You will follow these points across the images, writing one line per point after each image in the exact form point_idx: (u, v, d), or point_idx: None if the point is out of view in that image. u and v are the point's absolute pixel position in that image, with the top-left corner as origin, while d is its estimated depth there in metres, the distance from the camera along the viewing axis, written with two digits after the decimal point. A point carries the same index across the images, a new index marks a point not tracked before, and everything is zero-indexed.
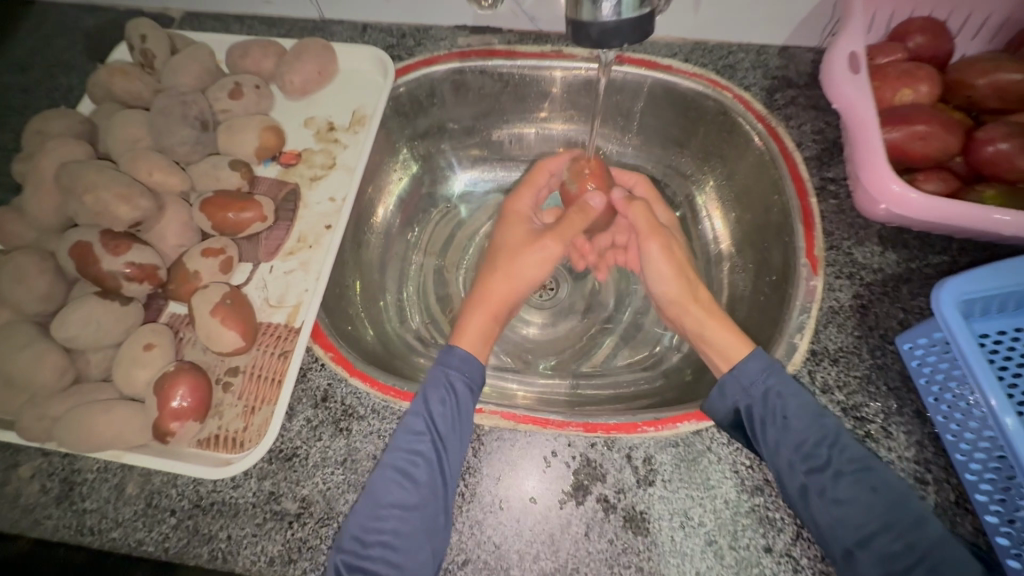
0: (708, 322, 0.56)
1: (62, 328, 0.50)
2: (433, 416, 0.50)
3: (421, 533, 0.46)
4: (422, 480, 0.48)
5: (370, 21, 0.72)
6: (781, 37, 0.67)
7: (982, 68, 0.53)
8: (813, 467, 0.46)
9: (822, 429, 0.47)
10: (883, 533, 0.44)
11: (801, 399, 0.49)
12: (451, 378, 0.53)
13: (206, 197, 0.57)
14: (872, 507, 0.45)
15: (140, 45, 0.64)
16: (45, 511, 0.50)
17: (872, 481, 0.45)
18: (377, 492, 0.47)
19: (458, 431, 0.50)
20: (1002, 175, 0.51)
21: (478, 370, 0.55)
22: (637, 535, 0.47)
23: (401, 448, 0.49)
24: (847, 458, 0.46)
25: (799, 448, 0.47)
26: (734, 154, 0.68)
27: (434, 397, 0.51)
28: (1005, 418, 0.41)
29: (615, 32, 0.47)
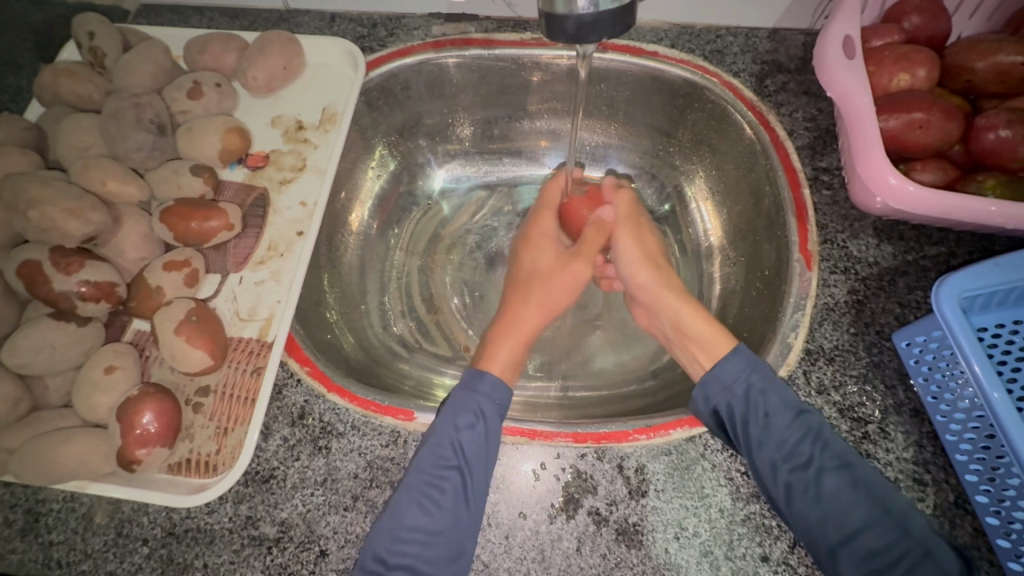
0: (685, 312, 0.56)
1: (12, 355, 0.47)
2: (462, 443, 0.48)
3: (445, 557, 0.45)
4: (447, 507, 0.46)
5: (339, 11, 0.68)
6: (771, 19, 0.64)
7: (983, 51, 0.51)
8: (796, 464, 0.45)
9: (805, 426, 0.46)
10: (868, 530, 0.43)
11: (782, 397, 0.47)
12: (481, 404, 0.50)
13: (166, 206, 0.54)
14: (858, 502, 0.43)
15: (89, 43, 0.59)
16: (9, 545, 0.48)
17: (854, 477, 0.44)
18: (400, 516, 0.45)
19: (485, 457, 0.47)
20: (1004, 163, 0.49)
21: (504, 396, 0.52)
22: (631, 548, 0.46)
23: (426, 475, 0.46)
24: (830, 454, 0.45)
25: (783, 448, 0.46)
26: (724, 144, 0.65)
27: (464, 422, 0.49)
28: (993, 393, 0.41)
29: (593, 25, 0.43)
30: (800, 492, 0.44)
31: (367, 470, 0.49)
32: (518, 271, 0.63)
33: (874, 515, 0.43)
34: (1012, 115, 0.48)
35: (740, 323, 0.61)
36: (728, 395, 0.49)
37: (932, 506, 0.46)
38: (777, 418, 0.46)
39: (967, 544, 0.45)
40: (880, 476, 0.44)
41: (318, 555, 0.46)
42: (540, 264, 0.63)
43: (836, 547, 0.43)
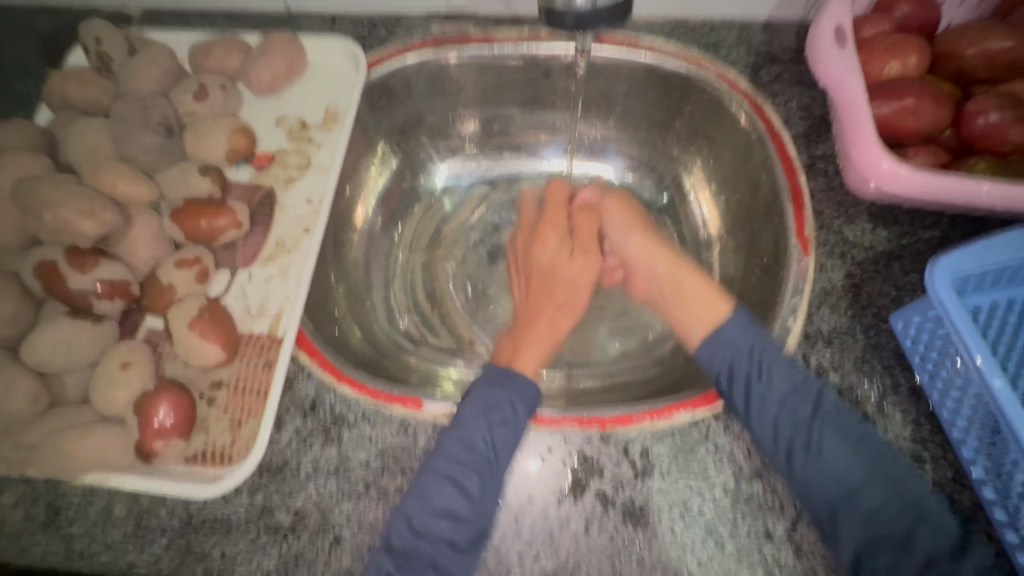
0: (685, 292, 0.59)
1: (31, 352, 0.48)
2: (494, 438, 0.49)
3: (470, 545, 0.46)
4: (475, 495, 0.47)
5: (339, 12, 0.69)
6: (764, 11, 0.65)
7: (970, 38, 0.52)
8: (799, 425, 0.47)
9: (806, 390, 0.49)
10: (867, 488, 0.45)
11: (783, 361, 0.50)
12: (514, 403, 0.51)
13: (176, 206, 0.55)
14: (856, 460, 0.46)
15: (96, 49, 0.61)
16: (32, 538, 0.49)
17: (853, 436, 0.47)
18: (430, 498, 0.47)
19: (514, 453, 0.49)
20: (993, 147, 0.50)
21: (536, 397, 0.53)
22: (637, 528, 0.47)
23: (455, 462, 0.48)
24: (830, 416, 0.48)
25: (785, 406, 0.48)
26: (720, 136, 0.66)
27: (496, 418, 0.50)
28: (994, 381, 0.42)
29: (590, 19, 0.45)
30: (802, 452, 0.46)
31: (378, 459, 0.50)
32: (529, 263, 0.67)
33: (873, 473, 0.45)
34: (1001, 100, 0.50)
35: (739, 309, 0.62)
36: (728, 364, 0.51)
37: (931, 482, 0.47)
38: (780, 380, 0.49)
39: (965, 519, 0.46)
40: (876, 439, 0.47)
41: (333, 542, 0.48)
42: (546, 261, 0.66)
43: (838, 506, 0.45)
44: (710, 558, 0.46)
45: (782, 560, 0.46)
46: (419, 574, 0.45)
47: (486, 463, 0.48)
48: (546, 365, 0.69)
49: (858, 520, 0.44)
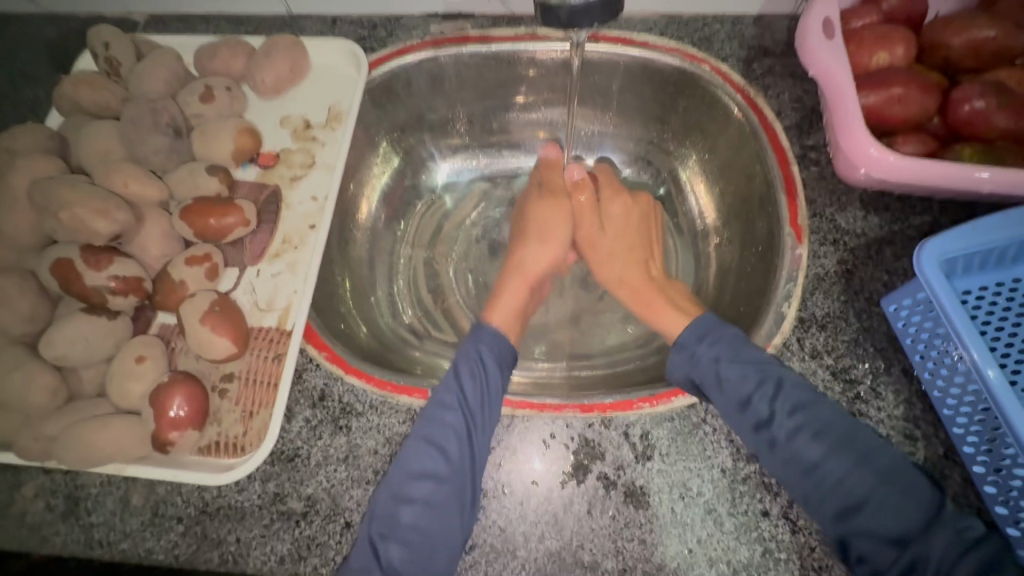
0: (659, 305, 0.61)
1: (49, 347, 0.50)
2: (465, 390, 0.52)
3: (452, 503, 0.47)
4: (453, 452, 0.49)
5: (339, 14, 0.70)
6: (755, 6, 0.66)
7: (956, 27, 0.53)
8: (760, 423, 0.48)
9: (765, 380, 0.49)
10: (830, 476, 0.45)
11: (738, 355, 0.51)
12: (484, 354, 0.56)
13: (185, 205, 0.56)
14: (818, 451, 0.46)
15: (104, 53, 0.62)
16: (52, 528, 0.51)
17: (816, 426, 0.47)
18: (409, 461, 0.48)
19: (487, 406, 0.51)
20: (979, 133, 0.52)
21: (509, 348, 0.58)
22: (638, 509, 0.48)
23: (431, 421, 0.50)
24: (790, 408, 0.48)
25: (744, 403, 0.48)
26: (714, 128, 0.68)
27: (466, 367, 0.54)
28: (988, 371, 0.43)
29: (585, 12, 0.46)
30: (768, 447, 0.47)
31: (387, 446, 0.52)
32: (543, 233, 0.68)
33: (840, 459, 0.45)
34: (985, 87, 0.51)
35: (736, 298, 0.64)
36: (694, 367, 0.52)
37: (923, 459, 0.49)
38: (735, 379, 0.49)
39: (957, 494, 0.48)
40: (843, 422, 0.47)
41: (344, 527, 0.49)
42: (558, 231, 0.68)
43: (810, 496, 0.45)
44: (709, 536, 0.47)
45: (779, 537, 0.47)
46: (404, 538, 0.47)
47: (461, 419, 0.50)
48: (548, 357, 0.70)
49: (829, 506, 0.45)
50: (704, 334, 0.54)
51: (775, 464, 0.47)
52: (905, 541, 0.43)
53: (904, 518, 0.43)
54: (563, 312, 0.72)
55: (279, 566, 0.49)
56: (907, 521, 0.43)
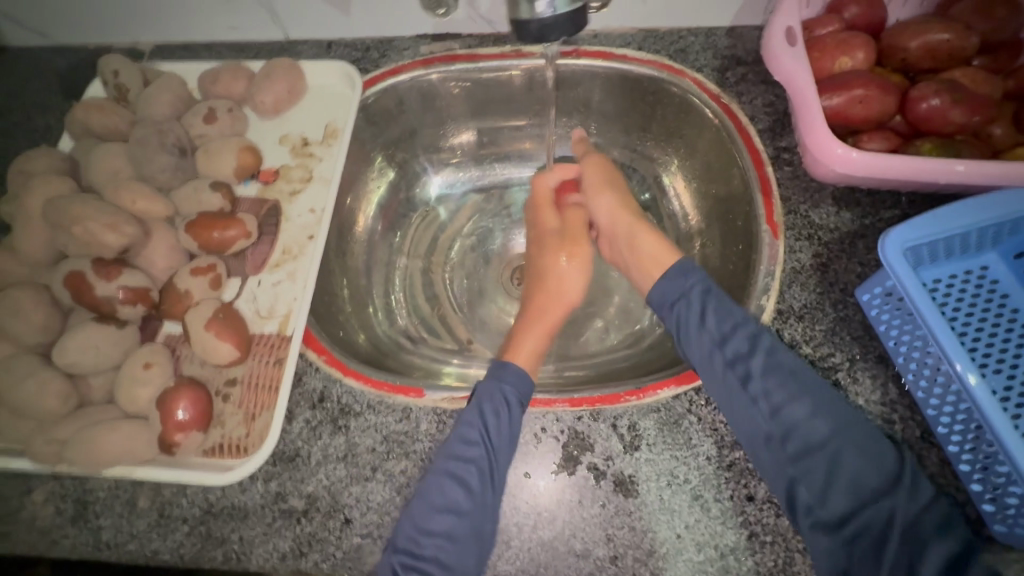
0: (640, 232, 0.63)
1: (62, 354, 0.53)
2: (489, 428, 0.50)
3: (472, 538, 0.48)
4: (475, 490, 0.48)
5: (334, 39, 0.74)
6: (727, 19, 0.70)
7: (912, 32, 0.57)
8: (737, 359, 0.51)
9: (747, 325, 0.52)
10: (801, 417, 0.48)
11: (721, 301, 0.55)
12: (507, 392, 0.53)
13: (190, 219, 0.60)
14: (795, 395, 0.49)
15: (114, 81, 0.66)
16: (63, 531, 0.52)
17: (791, 369, 0.50)
18: (430, 495, 0.49)
19: (510, 442, 0.51)
20: (937, 129, 0.55)
21: (530, 386, 0.54)
22: (627, 497, 0.50)
23: (455, 456, 0.50)
24: (767, 351, 0.51)
25: (722, 340, 0.52)
26: (693, 134, 0.71)
27: (489, 408, 0.51)
28: (967, 376, 0.44)
29: (553, 26, 0.50)
30: (741, 383, 0.50)
31: (384, 444, 0.54)
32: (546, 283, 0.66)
33: (810, 398, 0.48)
34: (940, 85, 0.54)
35: (720, 294, 0.66)
36: (678, 305, 0.57)
37: (901, 441, 0.50)
38: (718, 321, 0.53)
39: (934, 474, 0.49)
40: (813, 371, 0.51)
41: (343, 523, 0.51)
42: (569, 293, 0.66)
43: (776, 438, 0.48)
44: (697, 522, 0.49)
45: (765, 520, 0.49)
46: (424, 570, 0.47)
47: (485, 459, 0.49)
48: (542, 359, 0.72)
49: (791, 451, 0.47)
50: (688, 270, 0.58)
51: (742, 403, 0.50)
52: (870, 494, 0.45)
53: (866, 466, 0.46)
54: None
55: (281, 563, 0.50)
56: (874, 473, 0.46)
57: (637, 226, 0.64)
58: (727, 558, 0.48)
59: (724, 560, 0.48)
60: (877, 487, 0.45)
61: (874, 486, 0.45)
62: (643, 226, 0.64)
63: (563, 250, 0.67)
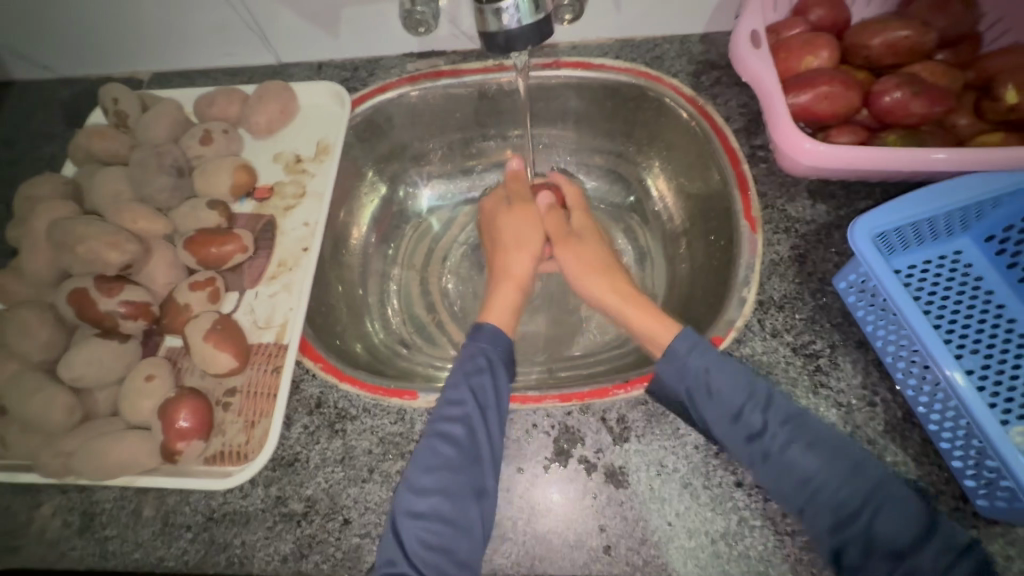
0: (632, 311, 0.62)
1: (67, 368, 0.55)
2: (472, 387, 0.54)
3: (468, 491, 0.50)
4: (463, 440, 0.51)
5: (324, 60, 0.78)
6: (700, 26, 0.72)
7: (872, 30, 0.59)
8: (753, 436, 0.50)
9: (758, 396, 0.51)
10: (828, 487, 0.47)
11: (731, 375, 0.52)
12: (487, 353, 0.58)
13: (189, 236, 0.62)
14: (831, 464, 0.48)
15: (114, 108, 0.69)
16: (70, 542, 0.54)
17: (809, 436, 0.49)
18: (424, 454, 0.51)
19: (498, 401, 0.54)
20: (901, 121, 0.58)
21: (508, 345, 0.60)
22: (618, 488, 0.51)
23: (442, 416, 0.53)
24: (780, 421, 0.50)
25: (736, 416, 0.50)
26: (672, 136, 0.73)
27: (471, 368, 0.56)
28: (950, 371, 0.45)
29: (519, 36, 0.53)
30: (761, 459, 0.49)
31: (380, 445, 0.55)
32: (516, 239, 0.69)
33: (836, 472, 0.47)
34: (900, 79, 0.57)
35: (706, 289, 0.67)
36: (688, 382, 0.53)
37: (883, 423, 0.52)
38: (726, 392, 0.51)
39: (917, 453, 0.50)
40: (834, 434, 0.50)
41: (343, 524, 0.52)
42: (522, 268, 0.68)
43: (805, 505, 0.48)
44: (687, 509, 0.50)
45: (753, 505, 0.50)
46: (427, 525, 0.49)
47: (472, 413, 0.52)
48: (535, 361, 0.74)
49: (824, 516, 0.47)
50: (693, 346, 0.54)
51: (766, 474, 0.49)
52: (904, 555, 0.44)
53: (898, 532, 0.45)
54: (545, 319, 0.76)
55: (283, 565, 0.51)
56: (903, 535, 0.45)
57: (630, 302, 0.63)
58: (718, 544, 0.49)
59: (715, 546, 0.49)
60: (905, 549, 0.44)
61: (903, 546, 0.45)
62: (636, 304, 0.63)
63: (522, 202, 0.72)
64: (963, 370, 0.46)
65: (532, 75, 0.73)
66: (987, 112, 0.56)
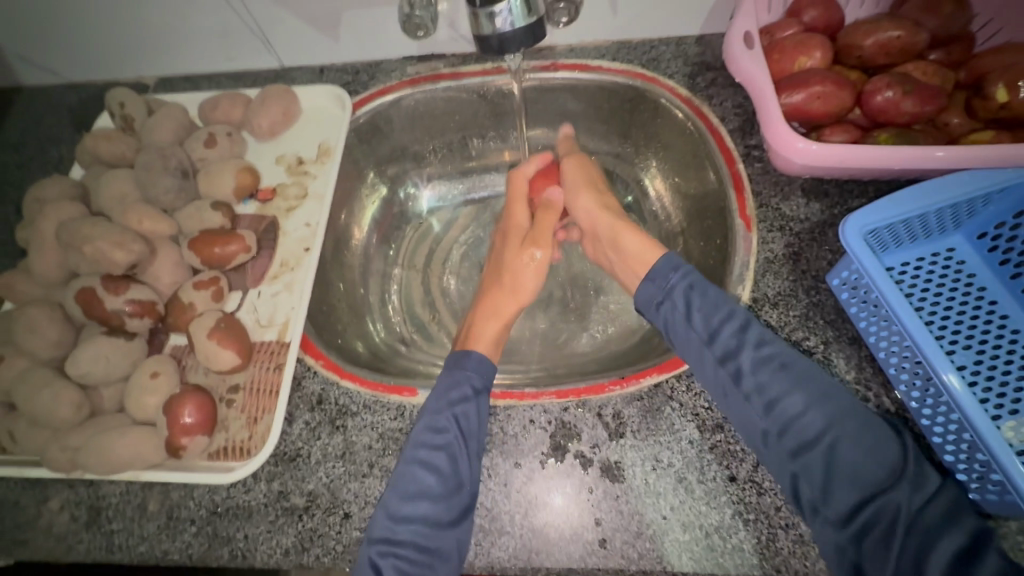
0: (621, 234, 0.65)
1: (75, 365, 0.56)
2: (456, 415, 0.53)
3: (447, 519, 0.49)
4: (446, 470, 0.50)
5: (326, 64, 0.79)
6: (696, 27, 0.73)
7: (865, 30, 0.60)
8: (727, 355, 0.51)
9: (735, 317, 0.53)
10: (801, 410, 0.48)
11: (710, 298, 0.54)
12: (471, 380, 0.56)
13: (193, 237, 0.63)
14: (797, 383, 0.49)
15: (120, 112, 0.71)
16: (77, 536, 0.55)
17: (782, 358, 0.50)
18: (404, 481, 0.50)
19: (479, 428, 0.53)
20: (893, 120, 0.58)
21: (493, 374, 0.58)
22: (614, 483, 0.52)
23: (423, 445, 0.52)
24: (756, 343, 0.51)
25: (713, 335, 0.53)
26: (668, 137, 0.74)
27: (456, 397, 0.54)
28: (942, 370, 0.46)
29: (513, 39, 0.54)
30: (733, 381, 0.51)
31: (380, 441, 0.56)
32: (516, 278, 0.67)
33: (803, 387, 0.48)
34: (892, 79, 0.58)
35: None
36: (667, 302, 0.57)
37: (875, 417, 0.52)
38: (705, 315, 0.54)
39: None
40: (805, 358, 0.50)
41: (343, 518, 0.53)
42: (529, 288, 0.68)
43: (776, 433, 0.48)
44: (682, 503, 0.51)
45: (747, 500, 0.50)
46: (402, 554, 0.48)
47: (455, 441, 0.51)
48: (534, 359, 0.74)
49: (789, 443, 0.47)
50: (676, 266, 0.58)
51: (737, 399, 0.50)
52: (873, 484, 0.44)
53: (865, 457, 0.45)
54: (544, 318, 0.77)
55: (284, 558, 0.52)
56: (875, 460, 0.45)
57: (620, 228, 0.65)
58: (712, 537, 0.49)
59: (710, 539, 0.49)
60: (880, 479, 0.44)
61: (876, 476, 0.44)
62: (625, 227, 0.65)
63: (536, 246, 0.68)
64: (957, 370, 0.46)
65: (530, 77, 0.74)
66: (978, 110, 0.57)
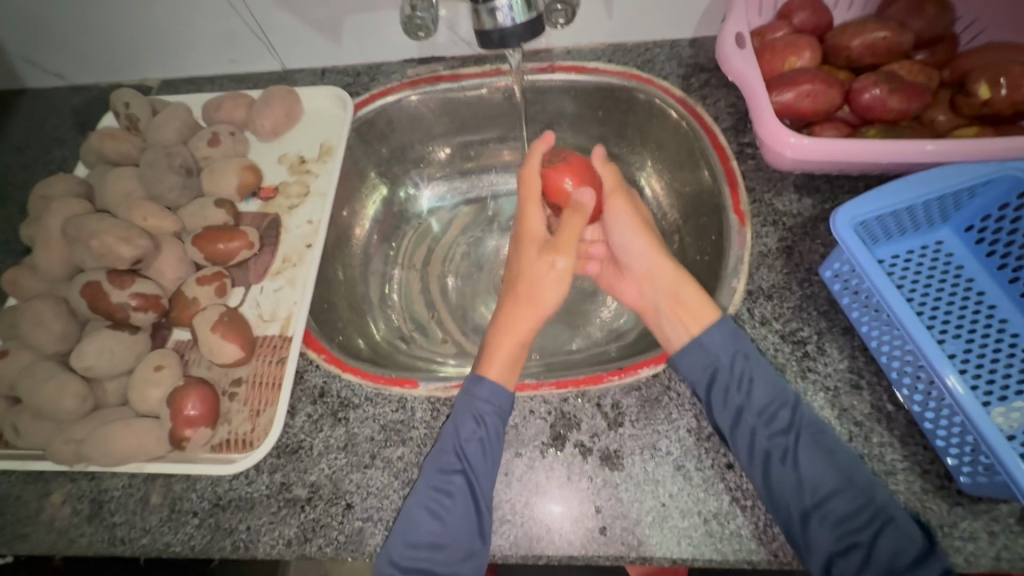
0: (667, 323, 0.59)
1: (80, 358, 0.56)
2: (465, 448, 0.52)
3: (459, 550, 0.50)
4: (457, 507, 0.51)
5: (328, 66, 0.80)
6: (689, 30, 0.75)
7: (853, 31, 0.62)
8: (777, 430, 0.52)
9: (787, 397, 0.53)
10: (837, 496, 0.49)
11: (764, 369, 0.54)
12: (479, 408, 0.54)
13: (197, 233, 0.64)
14: (831, 470, 0.49)
15: (125, 112, 0.72)
16: (78, 530, 0.55)
17: (827, 443, 0.51)
18: (412, 517, 0.51)
19: (487, 459, 0.52)
20: (881, 116, 0.60)
21: (508, 395, 0.55)
22: (613, 471, 0.53)
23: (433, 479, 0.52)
24: (810, 425, 0.52)
25: (761, 413, 0.52)
26: (662, 135, 0.76)
27: (463, 427, 0.53)
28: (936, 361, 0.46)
29: (513, 34, 0.55)
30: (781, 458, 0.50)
31: (382, 432, 0.57)
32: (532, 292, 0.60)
33: (845, 479, 0.49)
34: (879, 77, 0.59)
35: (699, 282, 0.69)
36: (711, 370, 0.54)
37: (868, 405, 0.53)
38: (759, 391, 0.53)
39: (903, 434, 0.52)
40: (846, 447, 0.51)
41: (345, 508, 0.53)
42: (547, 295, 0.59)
43: (810, 512, 0.48)
44: (680, 490, 0.51)
45: (744, 486, 0.51)
46: None
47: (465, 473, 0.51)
48: (533, 354, 0.75)
49: (827, 528, 0.48)
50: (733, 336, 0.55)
51: (778, 473, 0.49)
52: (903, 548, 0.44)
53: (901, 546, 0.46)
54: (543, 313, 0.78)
55: (286, 549, 0.52)
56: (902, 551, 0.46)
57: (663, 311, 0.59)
58: (709, 523, 0.50)
59: (708, 525, 0.50)
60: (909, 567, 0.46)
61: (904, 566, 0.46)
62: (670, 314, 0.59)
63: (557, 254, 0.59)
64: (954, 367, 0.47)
65: (528, 78, 0.76)
66: (962, 107, 0.59)
